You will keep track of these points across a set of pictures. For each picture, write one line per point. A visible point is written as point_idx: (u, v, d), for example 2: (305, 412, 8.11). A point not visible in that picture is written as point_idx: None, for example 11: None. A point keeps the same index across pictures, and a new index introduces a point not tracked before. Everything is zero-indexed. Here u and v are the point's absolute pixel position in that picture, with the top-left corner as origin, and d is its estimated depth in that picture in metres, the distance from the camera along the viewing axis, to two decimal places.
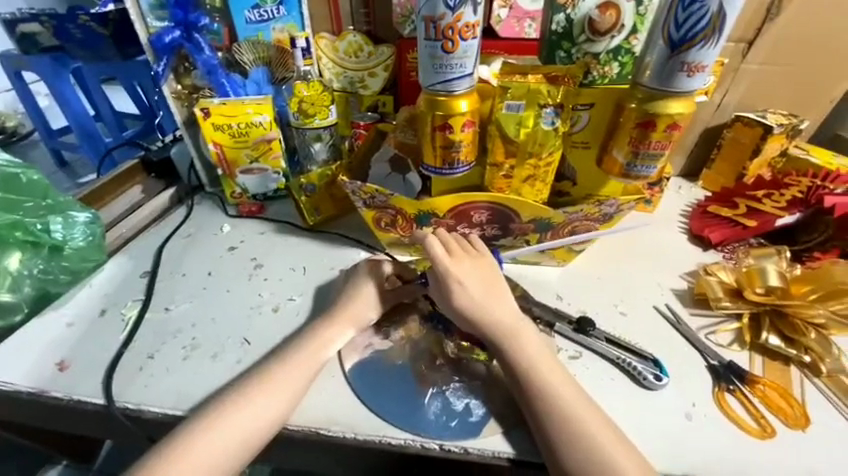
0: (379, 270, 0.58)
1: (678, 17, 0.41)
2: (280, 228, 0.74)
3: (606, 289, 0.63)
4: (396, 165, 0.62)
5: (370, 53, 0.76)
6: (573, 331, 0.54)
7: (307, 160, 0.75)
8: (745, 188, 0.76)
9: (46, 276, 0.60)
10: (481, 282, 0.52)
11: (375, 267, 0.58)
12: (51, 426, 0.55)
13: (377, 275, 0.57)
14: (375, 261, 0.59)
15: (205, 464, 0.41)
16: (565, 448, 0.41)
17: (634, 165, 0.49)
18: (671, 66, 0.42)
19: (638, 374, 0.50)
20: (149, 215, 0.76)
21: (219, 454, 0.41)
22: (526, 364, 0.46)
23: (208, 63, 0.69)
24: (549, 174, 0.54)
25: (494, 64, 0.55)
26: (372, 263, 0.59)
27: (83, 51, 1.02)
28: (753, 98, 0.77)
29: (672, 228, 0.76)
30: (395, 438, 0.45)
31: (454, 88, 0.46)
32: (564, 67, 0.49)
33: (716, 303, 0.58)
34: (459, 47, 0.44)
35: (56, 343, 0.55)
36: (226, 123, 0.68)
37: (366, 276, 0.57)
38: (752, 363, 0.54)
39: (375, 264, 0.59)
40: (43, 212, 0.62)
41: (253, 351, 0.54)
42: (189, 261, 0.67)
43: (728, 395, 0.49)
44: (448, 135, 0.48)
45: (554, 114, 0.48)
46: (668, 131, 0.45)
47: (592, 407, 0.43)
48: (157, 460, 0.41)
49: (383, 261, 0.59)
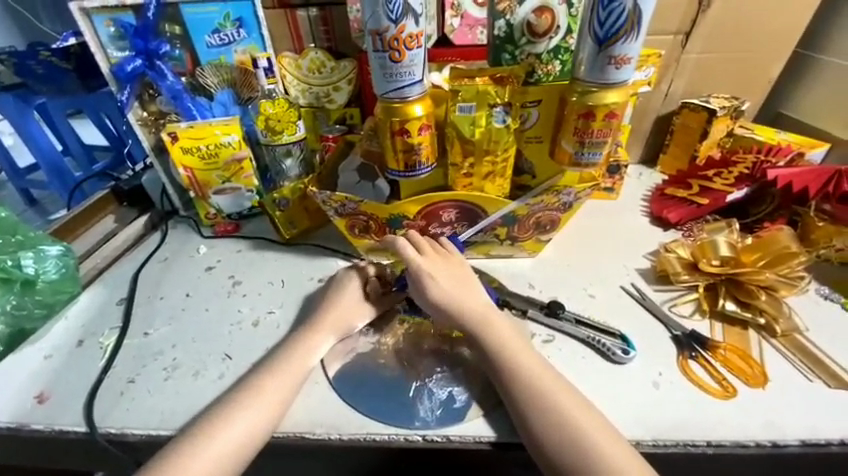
0: (359, 275, 0.59)
1: (600, 16, 0.45)
2: (257, 244, 0.75)
3: (575, 274, 0.66)
4: (364, 172, 0.64)
5: (333, 68, 0.78)
6: (545, 316, 0.57)
7: (280, 176, 0.76)
8: (697, 169, 0.81)
9: (20, 312, 0.59)
10: (453, 277, 0.54)
11: (356, 273, 0.59)
12: (34, 464, 0.54)
13: (358, 279, 0.59)
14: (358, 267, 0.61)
15: None
16: (540, 424, 0.43)
17: (581, 152, 0.52)
18: (601, 60, 0.46)
19: (608, 350, 0.52)
20: (124, 243, 0.76)
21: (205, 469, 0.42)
22: (500, 349, 0.48)
23: (172, 88, 0.70)
24: (508, 168, 0.57)
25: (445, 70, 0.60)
26: (354, 269, 0.60)
27: (46, 86, 1.02)
28: (695, 85, 0.82)
29: (635, 211, 0.80)
30: (378, 435, 0.46)
31: (407, 94, 0.48)
32: (508, 68, 0.52)
33: (676, 277, 0.62)
34: (406, 57, 0.47)
35: (34, 377, 0.54)
36: (194, 146, 0.69)
37: (347, 282, 0.58)
38: (713, 329, 0.57)
39: (356, 270, 0.60)
40: (13, 248, 0.61)
41: (235, 366, 0.54)
42: (167, 284, 0.67)
43: (691, 361, 0.53)
44: (406, 139, 0.51)
45: (504, 112, 0.51)
46: (607, 119, 0.48)
47: (563, 383, 0.46)
48: None
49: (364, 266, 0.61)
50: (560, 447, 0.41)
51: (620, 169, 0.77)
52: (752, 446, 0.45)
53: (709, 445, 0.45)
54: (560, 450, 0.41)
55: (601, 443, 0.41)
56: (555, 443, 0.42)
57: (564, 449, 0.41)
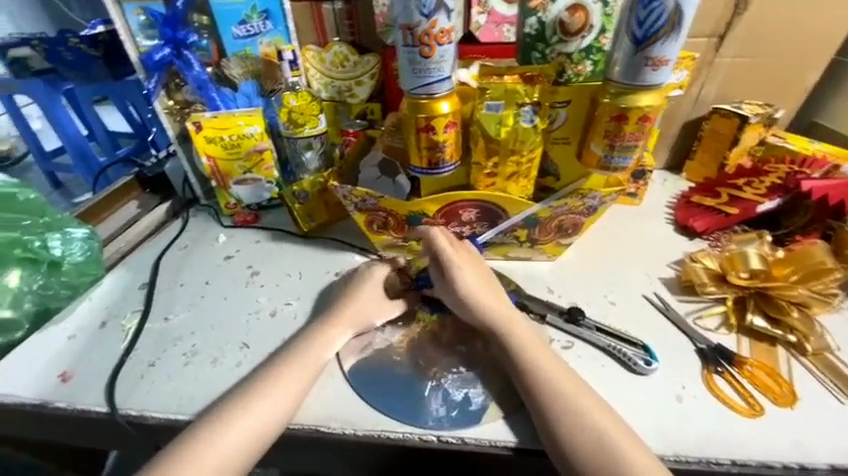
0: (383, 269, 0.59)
1: (640, 15, 0.43)
2: (275, 235, 0.75)
3: (595, 280, 0.64)
4: (385, 168, 0.64)
5: (356, 62, 0.78)
6: (564, 322, 0.56)
7: (300, 168, 0.77)
8: (726, 177, 0.78)
9: (46, 291, 0.61)
10: (477, 275, 0.54)
11: (379, 267, 0.59)
12: (55, 440, 0.55)
13: (382, 273, 0.59)
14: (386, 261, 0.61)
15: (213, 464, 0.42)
16: (562, 428, 0.42)
17: (612, 156, 0.51)
18: (637, 61, 0.44)
19: (629, 360, 0.51)
20: (146, 229, 0.77)
21: (226, 454, 0.43)
22: (520, 351, 0.48)
23: (198, 78, 0.71)
24: (532, 170, 0.56)
25: (474, 66, 0.55)
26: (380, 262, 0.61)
27: (75, 72, 1.03)
28: (728, 90, 0.79)
29: (659, 218, 0.78)
30: (393, 432, 0.46)
31: (435, 90, 0.48)
32: (539, 67, 0.51)
33: (702, 288, 0.60)
34: (436, 52, 0.46)
35: (58, 356, 0.56)
36: (218, 136, 0.70)
37: (368, 277, 0.58)
38: (739, 344, 0.55)
39: (377, 266, 0.60)
40: (40, 229, 0.63)
41: (252, 355, 0.55)
42: (187, 271, 0.68)
43: (716, 376, 0.51)
44: (431, 136, 0.50)
45: (532, 112, 0.50)
46: (641, 123, 0.47)
47: (584, 389, 0.45)
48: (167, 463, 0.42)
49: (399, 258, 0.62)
50: (583, 451, 0.41)
51: (645, 175, 0.75)
52: (780, 468, 0.44)
53: (734, 465, 0.44)
54: (583, 455, 0.41)
55: (626, 452, 0.40)
56: (577, 447, 0.41)
57: (587, 454, 0.40)
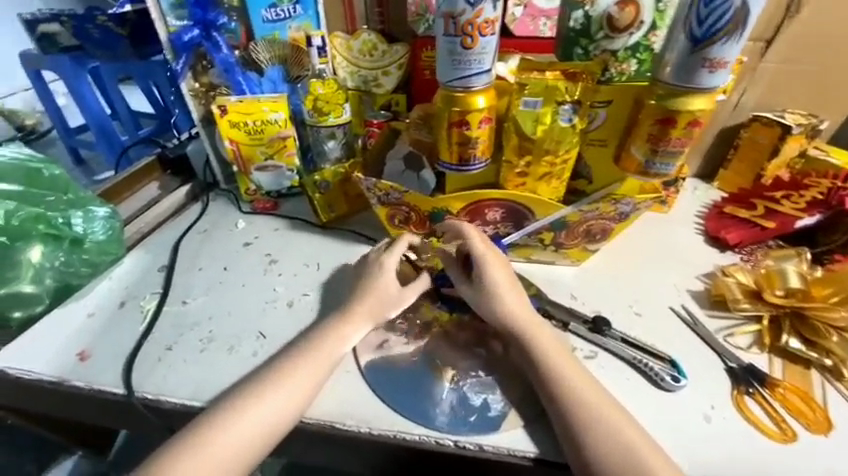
0: (393, 259, 0.57)
1: (701, 12, 0.41)
2: (294, 224, 0.74)
3: (620, 289, 0.62)
4: (410, 162, 0.62)
5: (385, 51, 0.76)
6: (588, 331, 0.54)
7: (321, 157, 0.76)
8: (763, 189, 0.74)
9: (67, 269, 0.62)
10: (504, 276, 0.53)
11: (388, 258, 0.57)
12: (72, 416, 0.56)
13: (392, 263, 0.56)
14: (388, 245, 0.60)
15: (231, 450, 0.42)
16: (587, 439, 0.41)
17: (653, 162, 0.49)
18: (692, 61, 0.42)
19: (655, 375, 0.49)
20: (166, 211, 0.77)
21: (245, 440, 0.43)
22: (544, 357, 0.47)
23: (226, 61, 0.70)
24: (566, 171, 0.54)
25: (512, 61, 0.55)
26: (385, 251, 0.58)
27: (102, 50, 1.04)
28: (771, 97, 0.75)
29: (688, 227, 0.75)
30: (409, 434, 0.45)
31: (472, 84, 0.46)
32: (582, 64, 0.49)
33: (734, 304, 0.57)
34: (478, 44, 0.44)
35: (77, 334, 0.56)
36: (242, 121, 0.70)
37: (379, 271, 0.56)
38: (771, 365, 0.53)
39: (384, 257, 0.57)
40: (64, 206, 0.63)
41: (269, 344, 0.54)
42: (206, 255, 0.68)
43: (748, 398, 0.49)
44: (465, 131, 0.48)
45: (571, 111, 0.48)
46: (689, 128, 0.45)
47: (608, 401, 0.43)
48: (184, 447, 0.42)
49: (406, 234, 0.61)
50: (609, 462, 0.39)
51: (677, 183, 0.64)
52: None
53: None
54: (609, 466, 0.39)
55: (655, 469, 0.39)
56: (604, 458, 0.40)
57: (614, 466, 0.39)
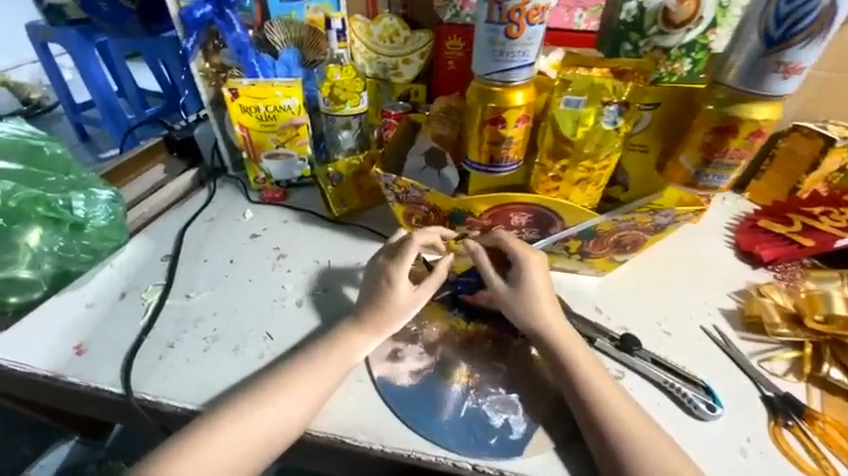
0: (404, 271, 0.51)
1: (781, 10, 0.40)
2: (304, 217, 0.70)
3: (647, 303, 0.58)
4: (432, 158, 0.57)
5: (406, 38, 0.71)
6: (615, 349, 0.51)
7: (334, 147, 0.72)
8: (799, 203, 0.70)
9: (66, 254, 0.58)
10: (541, 280, 0.50)
11: (397, 270, 0.51)
12: (68, 409, 0.54)
13: (402, 276, 0.51)
14: (394, 251, 0.53)
15: (248, 450, 0.40)
16: (625, 456, 0.39)
17: (703, 173, 0.48)
18: (766, 65, 0.41)
19: (689, 402, 0.46)
20: (171, 196, 0.73)
21: (260, 443, 0.41)
22: (578, 369, 0.45)
23: (238, 41, 0.66)
24: (604, 177, 0.50)
25: (554, 54, 0.52)
26: (392, 261, 0.51)
27: (109, 24, 0.99)
28: (816, 106, 0.70)
29: (717, 238, 0.70)
30: (425, 454, 0.42)
31: (512, 78, 0.43)
32: (635, 61, 0.46)
33: (771, 328, 0.54)
34: (524, 33, 0.41)
35: (75, 325, 0.54)
36: (254, 105, 0.66)
37: (389, 287, 0.50)
38: (810, 396, 0.49)
39: (391, 268, 0.51)
40: (65, 188, 0.60)
41: (276, 347, 0.51)
42: (211, 246, 0.64)
43: (786, 431, 0.45)
44: (498, 129, 0.45)
45: (617, 112, 0.45)
46: (750, 138, 0.44)
47: (641, 416, 0.42)
48: (195, 449, 0.39)
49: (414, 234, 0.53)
50: None
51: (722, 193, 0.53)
52: None
53: None
54: None
55: None
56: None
57: None
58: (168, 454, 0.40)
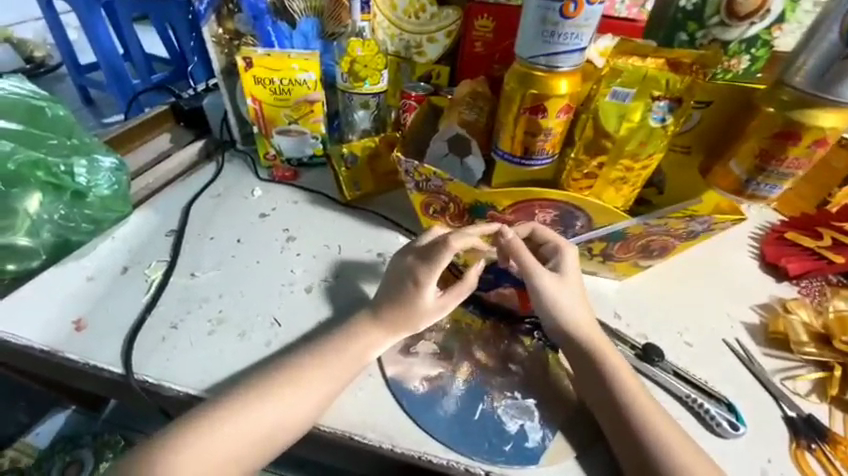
0: (435, 275, 0.47)
1: None
2: (315, 198, 0.67)
3: (669, 311, 0.56)
4: (456, 146, 0.54)
5: (433, 15, 0.66)
6: (636, 358, 0.49)
7: (348, 127, 0.68)
8: (829, 217, 0.64)
9: (67, 223, 0.56)
10: (574, 277, 0.49)
11: (427, 275, 0.47)
12: (66, 383, 0.52)
13: (431, 284, 0.47)
14: (425, 252, 0.49)
15: (262, 432, 0.39)
16: (653, 457, 0.38)
17: (754, 181, 0.47)
18: (838, 68, 0.39)
19: (711, 419, 0.45)
20: (177, 168, 0.70)
21: (274, 427, 0.39)
22: (606, 369, 0.43)
23: (255, 7, 0.62)
24: (641, 178, 0.48)
25: (605, 38, 0.49)
26: (422, 263, 0.48)
27: None
28: None
29: (740, 249, 0.66)
30: (436, 457, 0.41)
31: (559, 63, 0.41)
32: (696, 52, 0.42)
33: (797, 347, 0.52)
34: (581, 13, 0.38)
35: (74, 299, 0.51)
36: (268, 77, 0.62)
37: (415, 291, 0.47)
38: (832, 418, 0.47)
39: (412, 267, 0.48)
40: (67, 152, 0.57)
41: (284, 334, 0.49)
42: (218, 224, 0.61)
43: (808, 455, 0.44)
44: (537, 119, 0.44)
45: (666, 109, 0.42)
46: (812, 147, 0.43)
47: (669, 422, 0.40)
48: (204, 431, 0.38)
49: (449, 237, 0.48)
50: None
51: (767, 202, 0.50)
52: None
53: None
54: None
55: None
56: None
57: None
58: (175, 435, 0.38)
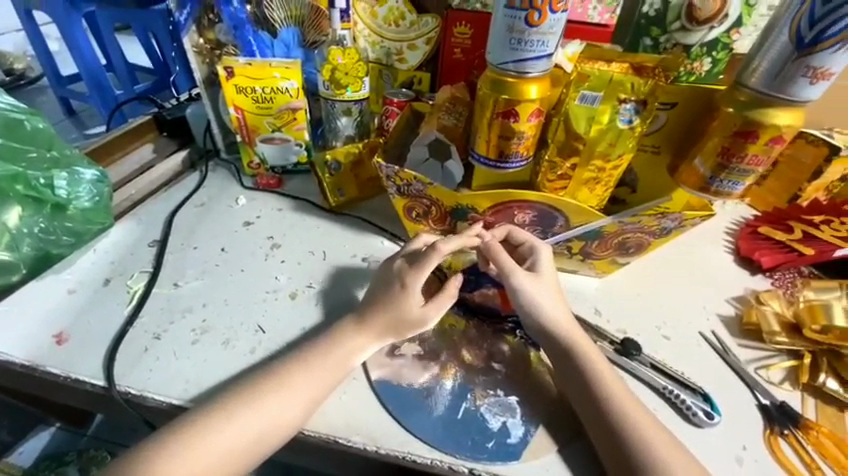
0: (422, 278, 0.48)
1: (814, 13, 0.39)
2: (299, 205, 0.67)
3: (647, 306, 0.57)
4: (435, 150, 0.55)
5: (412, 22, 0.67)
6: (615, 353, 0.51)
7: (332, 133, 0.69)
8: (800, 211, 0.67)
9: (47, 236, 0.55)
10: (550, 275, 0.50)
11: (414, 276, 0.48)
12: (48, 398, 0.52)
13: (418, 285, 0.48)
14: (412, 258, 0.50)
15: (246, 441, 0.39)
16: (630, 450, 0.39)
17: (717, 178, 0.49)
18: (790, 69, 0.41)
19: (687, 409, 0.46)
20: (161, 178, 0.70)
21: (257, 436, 0.39)
22: (584, 365, 0.44)
23: (235, 17, 0.63)
24: (613, 178, 0.50)
25: (572, 44, 0.51)
26: (410, 266, 0.49)
27: None
28: (823, 113, 0.68)
29: (716, 245, 0.68)
30: (420, 457, 0.41)
31: (527, 69, 0.42)
32: (658, 57, 0.44)
33: (770, 336, 0.53)
34: (545, 21, 0.40)
35: (55, 312, 0.51)
36: (249, 86, 0.62)
37: (402, 292, 0.48)
38: (804, 405, 0.49)
39: (400, 273, 0.49)
40: (47, 165, 0.57)
41: (268, 340, 0.50)
42: (202, 233, 0.61)
43: (781, 440, 0.45)
44: (511, 123, 0.45)
45: (633, 111, 0.44)
46: (770, 144, 0.45)
47: (647, 416, 0.41)
48: (187, 442, 0.38)
49: (438, 242, 0.49)
50: None
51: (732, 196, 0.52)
52: None
53: None
54: None
55: None
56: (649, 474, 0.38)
57: None
58: (156, 446, 0.38)
